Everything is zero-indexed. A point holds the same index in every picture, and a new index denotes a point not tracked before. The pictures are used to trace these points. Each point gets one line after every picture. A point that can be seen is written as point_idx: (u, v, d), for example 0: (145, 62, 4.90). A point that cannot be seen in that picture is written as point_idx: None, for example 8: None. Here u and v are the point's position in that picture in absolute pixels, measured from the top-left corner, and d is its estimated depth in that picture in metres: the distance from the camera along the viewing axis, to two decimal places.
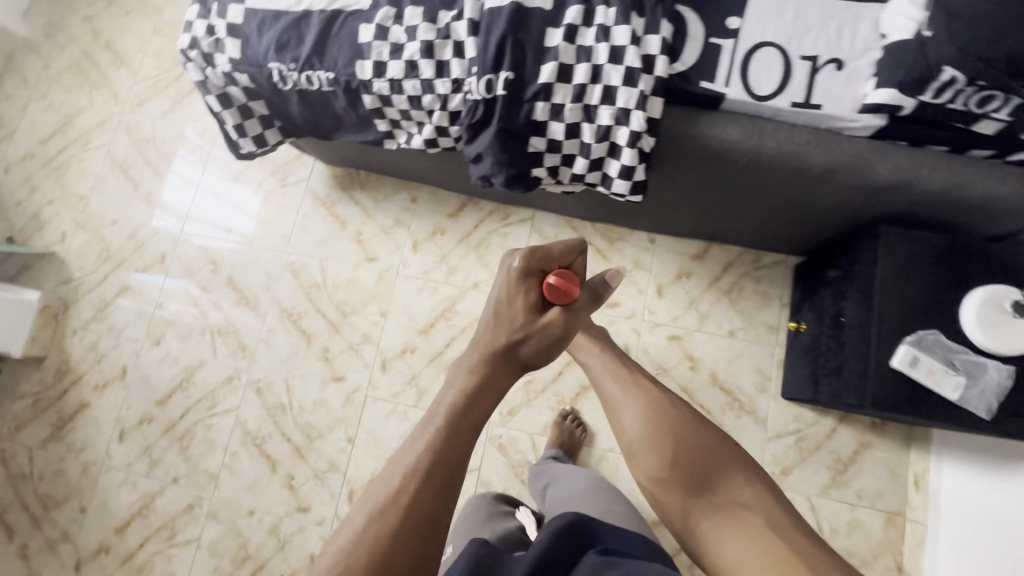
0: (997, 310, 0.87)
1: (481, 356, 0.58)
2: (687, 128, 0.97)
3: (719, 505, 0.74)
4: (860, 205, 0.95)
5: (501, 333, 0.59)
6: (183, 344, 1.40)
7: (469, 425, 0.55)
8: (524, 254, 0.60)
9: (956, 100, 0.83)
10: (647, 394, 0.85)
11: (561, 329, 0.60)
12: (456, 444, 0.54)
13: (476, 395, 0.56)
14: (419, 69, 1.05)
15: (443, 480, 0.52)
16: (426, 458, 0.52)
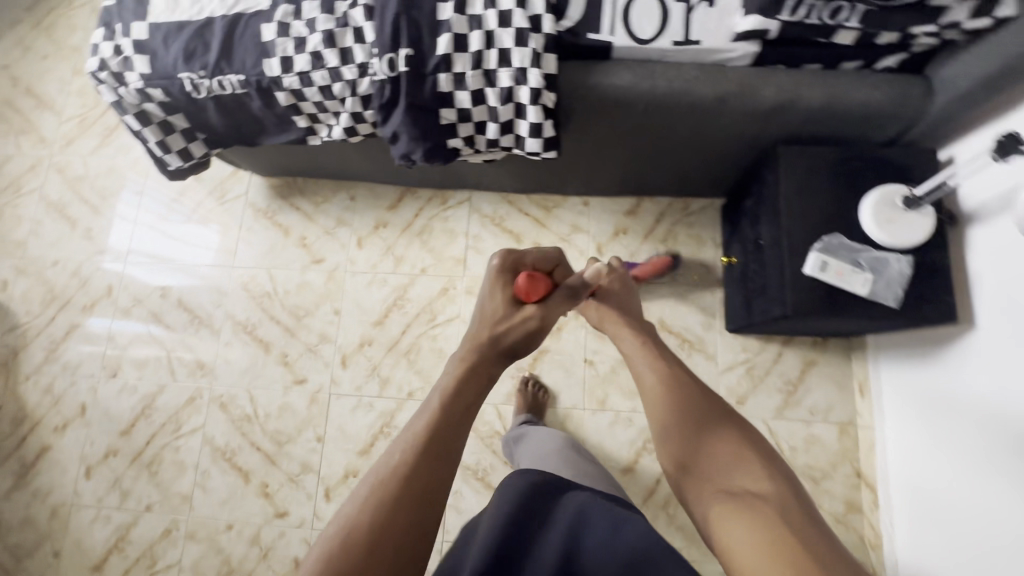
0: (891, 208, 0.94)
1: (472, 344, 0.62)
2: (585, 79, 0.96)
3: (728, 491, 0.63)
4: (760, 129, 1.00)
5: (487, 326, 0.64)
6: (140, 373, 1.42)
7: (459, 406, 0.57)
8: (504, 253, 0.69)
9: (811, 16, 0.86)
10: (684, 384, 0.78)
11: (538, 319, 0.66)
12: (453, 416, 0.56)
13: (465, 381, 0.59)
14: (325, 58, 0.98)
15: (438, 454, 0.54)
16: (424, 433, 0.55)
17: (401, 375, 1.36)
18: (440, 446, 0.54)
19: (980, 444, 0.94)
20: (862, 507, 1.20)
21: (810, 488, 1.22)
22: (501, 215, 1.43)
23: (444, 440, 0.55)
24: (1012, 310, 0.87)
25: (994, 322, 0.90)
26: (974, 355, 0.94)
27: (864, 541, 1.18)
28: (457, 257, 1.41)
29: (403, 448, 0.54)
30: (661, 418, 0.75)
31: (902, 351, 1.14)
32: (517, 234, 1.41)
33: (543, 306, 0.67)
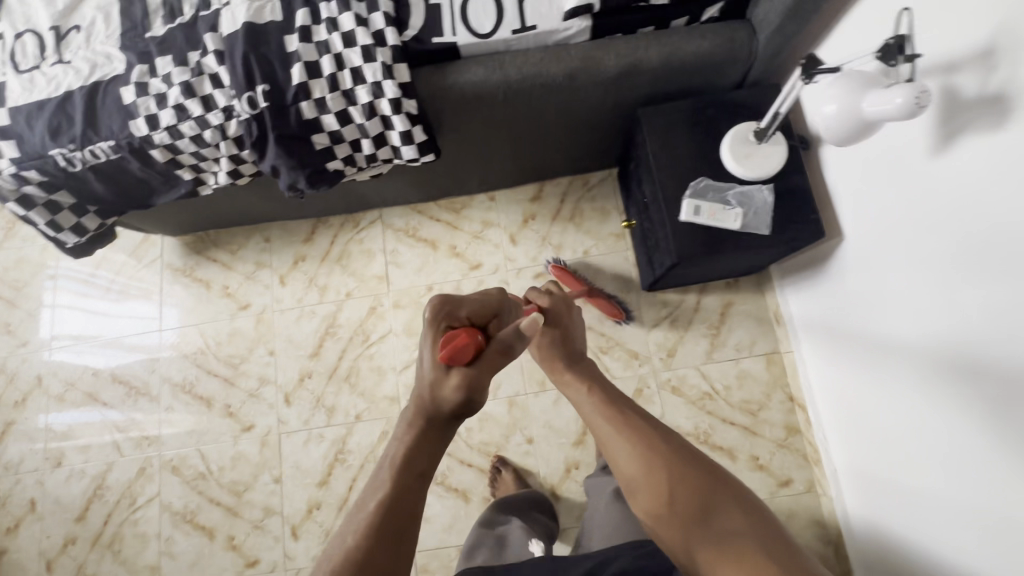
0: (746, 144, 1.00)
1: (412, 410, 0.66)
2: (440, 81, 1.00)
3: (709, 533, 0.65)
4: (617, 95, 1.06)
5: (428, 393, 0.64)
6: (85, 456, 1.40)
7: (413, 474, 0.64)
8: (438, 303, 0.68)
9: None
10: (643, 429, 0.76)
11: (471, 383, 0.64)
12: (405, 486, 0.62)
13: (416, 445, 0.65)
14: (188, 109, 1.00)
15: (390, 531, 0.60)
16: (375, 514, 0.61)
17: (346, 401, 1.37)
18: (399, 517, 0.61)
19: (886, 389, 0.96)
20: (800, 427, 1.27)
21: (749, 420, 1.28)
22: (414, 226, 1.46)
23: (399, 508, 0.62)
24: (877, 249, 0.91)
25: (867, 262, 0.95)
26: (862, 299, 0.98)
27: (807, 458, 1.25)
28: (379, 275, 1.44)
29: (357, 529, 0.60)
30: (628, 466, 0.74)
31: (808, 294, 1.18)
32: (432, 241, 1.45)
33: (476, 367, 0.64)
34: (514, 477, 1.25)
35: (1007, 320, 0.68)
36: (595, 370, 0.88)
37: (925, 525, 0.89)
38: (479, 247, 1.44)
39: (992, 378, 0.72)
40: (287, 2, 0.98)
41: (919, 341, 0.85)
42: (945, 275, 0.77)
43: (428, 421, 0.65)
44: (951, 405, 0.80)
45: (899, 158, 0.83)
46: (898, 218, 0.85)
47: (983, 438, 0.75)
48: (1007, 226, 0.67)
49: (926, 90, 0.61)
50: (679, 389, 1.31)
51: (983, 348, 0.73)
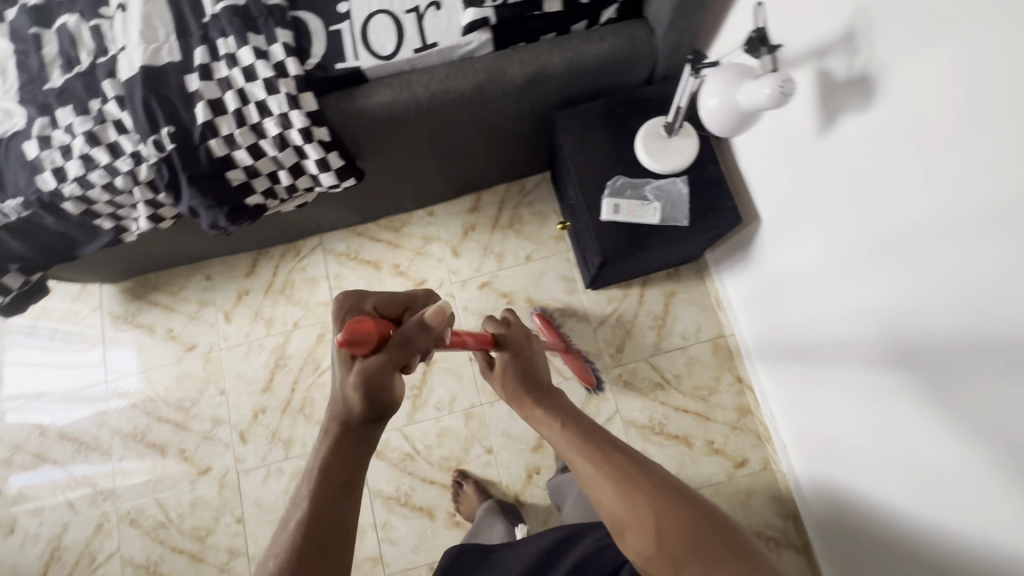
0: (658, 139, 1.02)
1: (330, 418, 0.60)
2: (349, 105, 0.99)
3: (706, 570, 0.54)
4: (529, 101, 1.07)
5: (336, 395, 0.60)
6: (39, 519, 1.36)
7: (334, 485, 0.57)
8: (339, 299, 0.66)
9: None
10: (620, 453, 0.65)
11: (367, 380, 0.58)
12: (325, 500, 0.56)
13: (336, 449, 0.59)
14: (95, 158, 0.98)
15: (313, 552, 0.54)
16: (297, 532, 0.54)
17: (302, 432, 1.36)
18: (325, 530, 0.55)
19: (824, 370, 0.96)
20: (751, 408, 1.29)
21: (701, 406, 1.30)
22: (355, 249, 1.46)
23: (326, 520, 0.55)
24: (800, 233, 0.91)
25: (791, 245, 0.95)
26: (793, 282, 0.99)
27: (761, 437, 1.27)
28: (324, 301, 1.43)
29: (277, 552, 0.54)
30: (608, 503, 0.61)
31: (743, 278, 1.19)
32: (375, 262, 1.44)
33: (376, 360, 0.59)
34: (477, 489, 1.25)
35: (922, 290, 0.69)
36: (558, 396, 0.77)
37: (897, 511, 0.85)
38: (422, 263, 1.44)
39: (916, 351, 0.72)
40: (184, 42, 0.97)
41: (853, 318, 0.84)
42: (862, 251, 0.78)
43: (344, 427, 0.59)
44: (892, 378, 0.78)
45: (796, 139, 0.84)
46: (817, 201, 0.84)
47: (926, 403, 0.73)
48: (917, 192, 0.65)
49: (790, 78, 0.63)
50: (631, 383, 1.32)
51: (904, 320, 0.73)
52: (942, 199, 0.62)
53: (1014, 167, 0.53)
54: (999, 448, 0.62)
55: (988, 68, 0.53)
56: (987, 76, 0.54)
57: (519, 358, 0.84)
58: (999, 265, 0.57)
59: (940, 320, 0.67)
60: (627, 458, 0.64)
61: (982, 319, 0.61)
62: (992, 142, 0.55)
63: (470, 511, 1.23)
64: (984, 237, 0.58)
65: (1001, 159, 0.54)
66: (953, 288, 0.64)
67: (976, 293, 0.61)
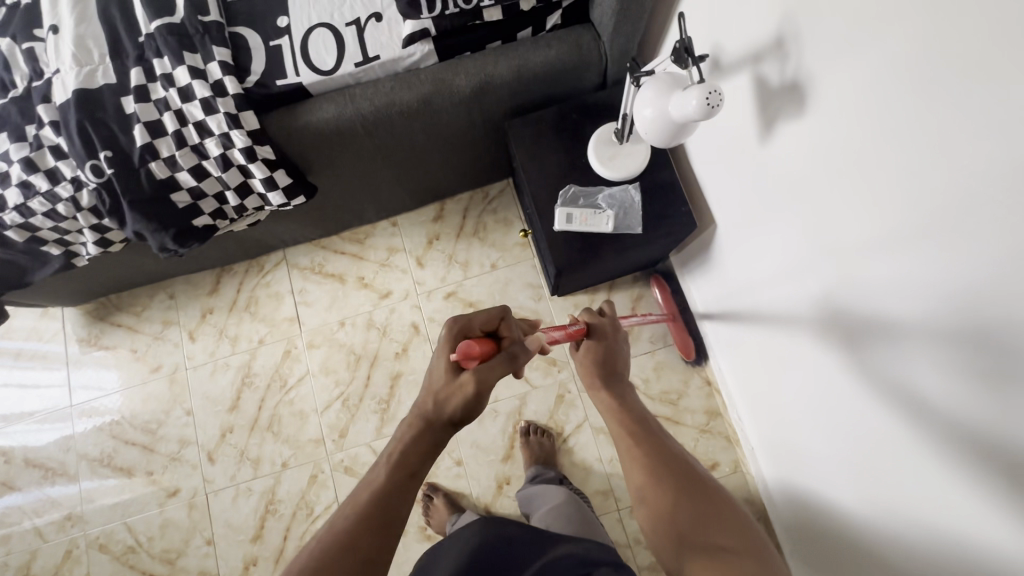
0: (610, 145, 1.00)
1: (416, 414, 0.63)
2: (292, 121, 0.97)
3: (701, 547, 0.59)
4: (479, 111, 1.05)
5: (429, 396, 0.63)
6: (7, 548, 1.34)
7: (405, 472, 0.60)
8: (450, 323, 0.67)
9: (449, 5, 0.92)
10: (660, 442, 0.71)
11: (473, 388, 0.61)
12: (397, 480, 0.59)
13: (415, 437, 0.62)
14: (34, 184, 0.96)
15: (379, 520, 0.57)
16: (370, 494, 0.58)
17: (271, 450, 1.34)
18: (391, 508, 0.58)
19: (783, 374, 0.96)
20: (720, 410, 1.28)
21: (671, 410, 1.29)
22: (319, 263, 1.44)
23: (388, 504, 0.58)
24: (749, 236, 0.92)
25: (747, 250, 0.94)
26: (746, 283, 0.98)
27: (730, 439, 1.27)
28: (289, 317, 1.41)
29: (351, 506, 0.58)
30: (635, 475, 0.69)
31: (706, 282, 1.17)
32: (340, 275, 1.43)
33: (484, 372, 0.62)
34: (446, 502, 1.24)
35: (859, 298, 0.69)
36: (624, 383, 0.81)
37: (844, 506, 0.86)
38: (387, 275, 1.42)
39: (859, 357, 0.72)
40: (120, 62, 0.94)
41: (795, 316, 0.86)
42: (801, 253, 0.78)
43: (428, 423, 0.62)
44: (833, 375, 0.80)
45: (745, 145, 0.83)
46: (761, 203, 0.84)
47: (863, 399, 0.74)
48: (844, 194, 0.65)
49: (715, 89, 0.62)
50: None
51: (834, 321, 0.75)
52: (871, 211, 0.62)
53: (924, 174, 0.53)
54: (923, 437, 0.63)
55: (895, 82, 0.53)
56: (897, 90, 0.53)
57: (606, 347, 0.84)
58: (916, 269, 0.58)
59: (869, 325, 0.68)
60: (665, 446, 0.70)
61: (901, 321, 0.62)
62: (905, 154, 0.55)
63: (438, 526, 1.22)
64: (906, 250, 0.58)
65: (917, 171, 0.54)
66: (881, 296, 0.65)
67: (896, 293, 0.62)
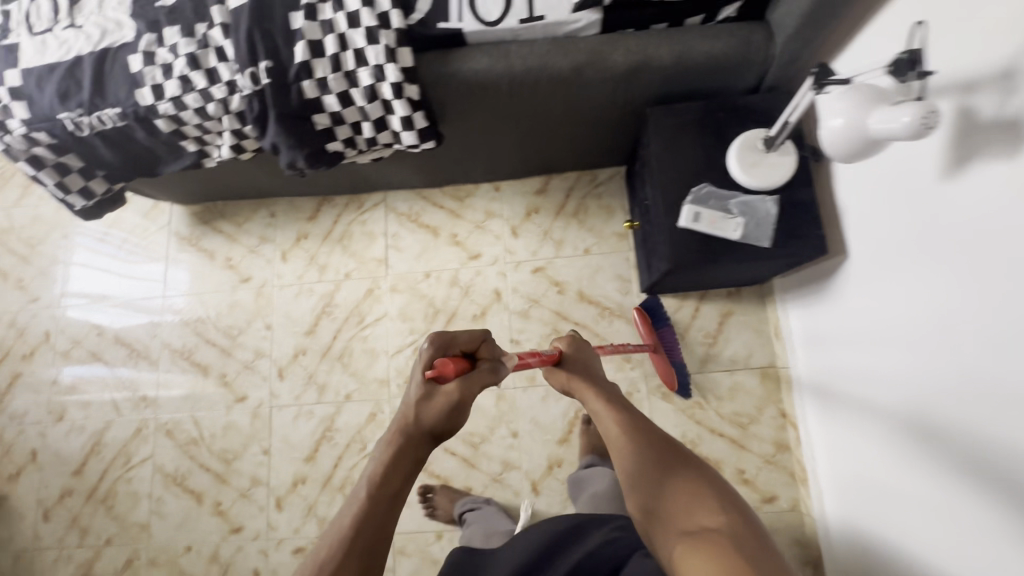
0: (753, 152, 0.96)
1: (394, 431, 0.64)
2: (444, 67, 0.98)
3: (688, 529, 0.57)
4: (626, 91, 1.03)
5: (407, 412, 0.65)
6: (85, 413, 1.45)
7: (388, 492, 0.60)
8: (433, 336, 0.69)
9: None
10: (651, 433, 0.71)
11: (458, 397, 0.65)
12: (381, 501, 0.59)
13: (394, 462, 0.62)
14: (193, 81, 1.00)
15: (367, 541, 0.57)
16: (354, 517, 0.58)
17: (337, 380, 1.39)
18: (378, 527, 0.58)
19: (863, 430, 0.98)
20: (790, 445, 1.24)
21: (739, 433, 1.26)
22: (416, 212, 1.46)
23: (374, 525, 0.58)
24: (879, 274, 0.89)
25: (876, 290, 0.90)
26: (862, 320, 0.95)
27: (795, 477, 1.22)
28: (378, 258, 1.44)
29: (336, 531, 0.57)
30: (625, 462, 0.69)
31: (815, 311, 1.13)
32: (434, 228, 1.44)
33: (464, 388, 0.67)
34: (445, 494, 1.27)
35: (993, 387, 0.66)
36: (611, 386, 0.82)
37: (916, 565, 0.83)
38: (479, 237, 1.43)
39: (947, 450, 0.76)
40: None
41: (909, 364, 0.83)
42: (938, 305, 0.75)
43: (408, 439, 0.63)
44: (936, 437, 0.77)
45: (919, 186, 0.78)
46: (909, 243, 0.81)
47: (968, 468, 0.72)
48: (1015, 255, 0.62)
49: (935, 110, 0.58)
50: (670, 395, 1.29)
51: (956, 382, 0.73)
52: None
53: None
54: None
55: None
56: None
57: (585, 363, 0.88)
58: None
59: (996, 396, 0.66)
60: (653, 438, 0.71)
61: None
62: None
63: (457, 493, 1.27)
64: None
65: None
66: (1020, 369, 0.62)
67: None
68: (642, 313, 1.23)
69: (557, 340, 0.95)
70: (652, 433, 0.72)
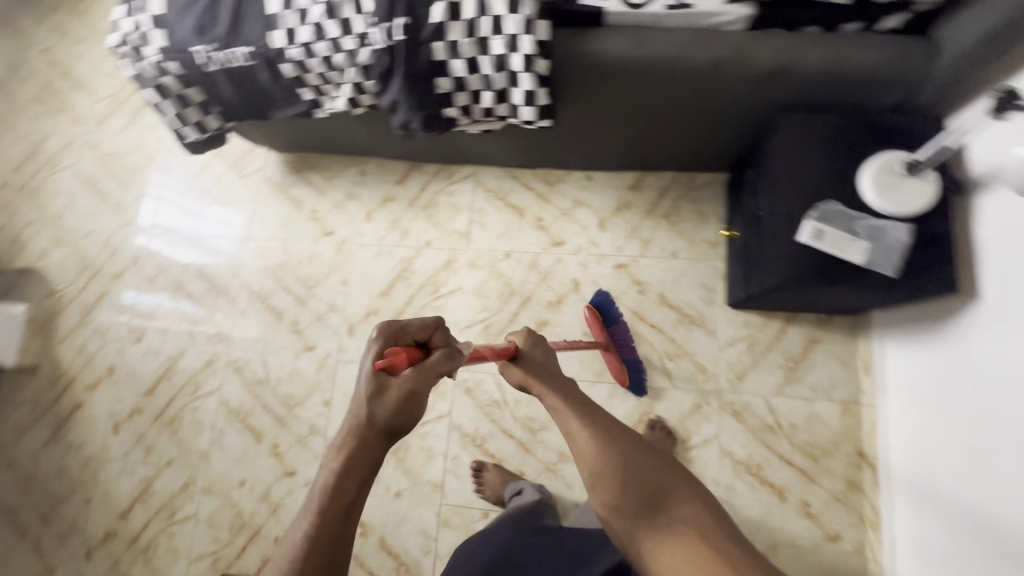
0: (890, 175, 0.91)
1: (346, 433, 0.62)
2: (579, 46, 0.96)
3: (662, 522, 0.67)
4: (761, 94, 0.98)
5: (357, 413, 0.63)
6: (163, 338, 1.51)
7: (344, 497, 0.59)
8: (383, 326, 0.69)
9: None
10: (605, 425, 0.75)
11: (410, 390, 0.64)
12: (337, 508, 0.58)
13: (349, 467, 0.60)
14: (326, 29, 1.01)
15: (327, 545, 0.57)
16: (310, 528, 0.57)
17: None
18: (335, 531, 0.58)
19: (941, 488, 1.02)
20: (862, 486, 1.18)
21: (809, 464, 1.20)
22: (505, 190, 1.45)
23: (332, 530, 0.58)
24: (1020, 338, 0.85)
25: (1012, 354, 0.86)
26: (986, 381, 0.92)
27: (863, 519, 1.17)
28: (461, 231, 1.44)
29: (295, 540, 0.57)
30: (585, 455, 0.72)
31: (922, 353, 1.09)
32: (520, 209, 1.43)
33: (417, 378, 0.65)
34: (499, 471, 1.26)
35: None
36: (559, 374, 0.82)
37: None
38: (564, 224, 1.41)
39: None
40: None
41: None
42: None
43: (360, 442, 0.62)
44: None
45: None
46: None
47: None
48: None
49: None
50: (741, 414, 1.25)
51: None
52: None
53: None
54: None
55: None
56: None
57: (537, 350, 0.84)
58: None
59: None
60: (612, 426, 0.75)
61: None
62: None
63: (510, 475, 1.26)
64: None
65: None
66: None
67: None
68: (592, 312, 1.24)
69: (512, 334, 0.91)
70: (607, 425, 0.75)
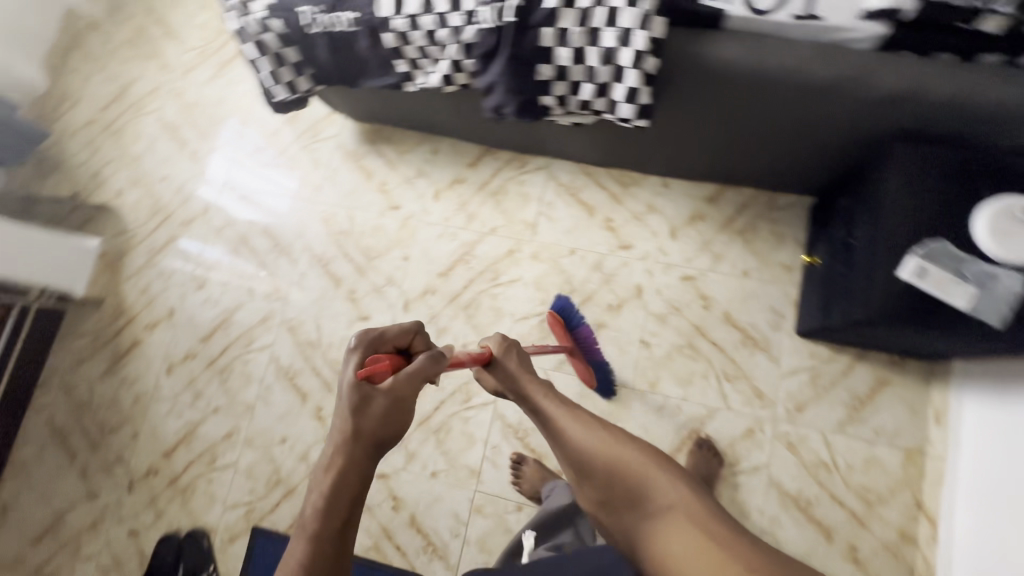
0: (1010, 221, 0.85)
1: (332, 448, 0.68)
2: (695, 47, 0.93)
3: (652, 507, 0.79)
4: (877, 118, 0.94)
5: (340, 429, 0.68)
6: (223, 288, 1.54)
7: (339, 510, 0.65)
8: (359, 336, 0.76)
9: None
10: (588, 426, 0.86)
11: (391, 395, 0.71)
12: (330, 519, 0.64)
13: (339, 482, 0.66)
14: (435, 4, 1.01)
15: (328, 553, 0.63)
16: (307, 543, 0.63)
17: (458, 328, 1.39)
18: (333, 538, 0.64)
19: (988, 549, 1.01)
20: (916, 539, 1.13)
21: (861, 508, 1.16)
22: (577, 186, 1.43)
23: (331, 538, 0.63)
24: None
25: None
26: None
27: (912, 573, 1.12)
28: (527, 222, 1.43)
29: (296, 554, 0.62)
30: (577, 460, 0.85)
31: (999, 411, 1.05)
32: (591, 207, 1.41)
33: (397, 385, 0.71)
34: (537, 468, 1.26)
35: None
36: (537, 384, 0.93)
37: None
38: (633, 228, 1.38)
39: None
40: None
41: None
42: None
43: (347, 456, 0.67)
44: None
45: None
46: None
47: None
48: None
49: None
50: (796, 447, 1.20)
51: None
52: None
53: None
54: None
55: None
56: None
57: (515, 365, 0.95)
58: None
59: None
60: (600, 426, 0.86)
61: None
62: None
63: (549, 473, 1.25)
64: None
65: None
66: None
67: None
68: (552, 316, 1.22)
69: (485, 341, 0.98)
70: (593, 425, 0.87)
